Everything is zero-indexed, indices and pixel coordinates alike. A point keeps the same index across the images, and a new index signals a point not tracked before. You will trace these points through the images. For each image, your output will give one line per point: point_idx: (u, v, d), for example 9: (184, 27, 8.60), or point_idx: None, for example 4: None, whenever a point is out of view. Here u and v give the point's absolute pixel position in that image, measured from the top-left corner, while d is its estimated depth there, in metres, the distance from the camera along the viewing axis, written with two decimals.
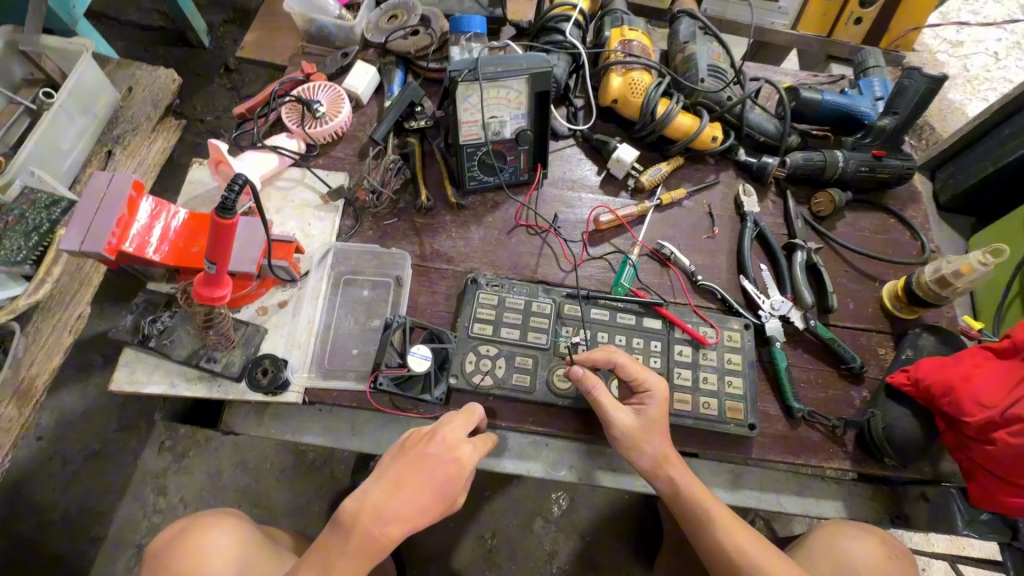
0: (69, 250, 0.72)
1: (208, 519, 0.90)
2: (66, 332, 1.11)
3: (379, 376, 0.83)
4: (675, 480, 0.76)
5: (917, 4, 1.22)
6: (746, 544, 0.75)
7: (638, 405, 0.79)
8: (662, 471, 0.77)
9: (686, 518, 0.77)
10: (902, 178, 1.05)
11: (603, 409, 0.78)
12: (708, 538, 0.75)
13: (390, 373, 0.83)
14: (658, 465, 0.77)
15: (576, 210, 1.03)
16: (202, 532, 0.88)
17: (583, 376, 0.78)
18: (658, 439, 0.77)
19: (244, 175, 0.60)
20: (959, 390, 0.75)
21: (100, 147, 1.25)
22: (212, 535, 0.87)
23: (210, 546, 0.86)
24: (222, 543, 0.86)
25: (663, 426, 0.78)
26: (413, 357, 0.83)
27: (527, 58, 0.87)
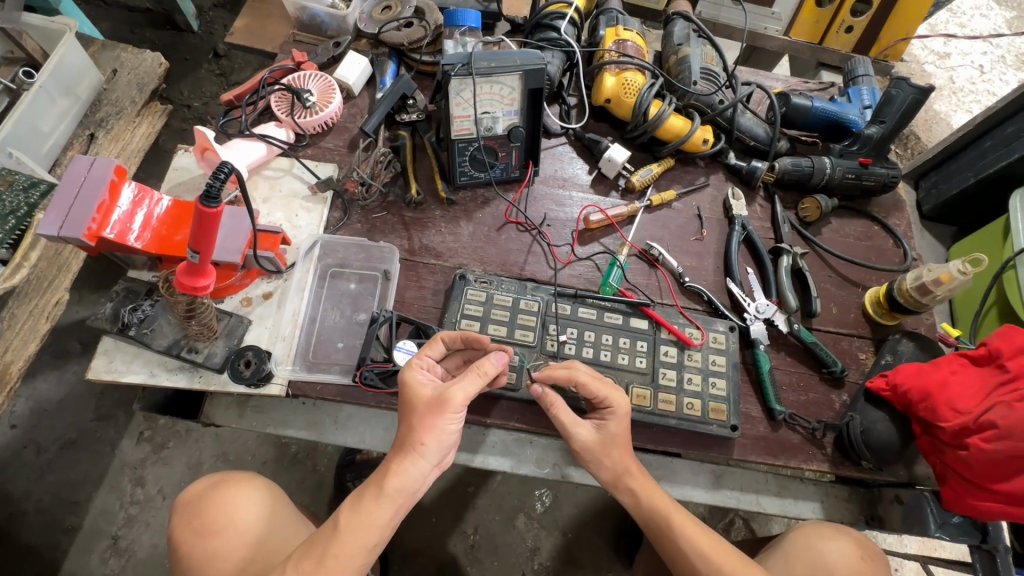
0: (47, 235, 0.69)
1: (241, 480, 0.89)
2: (42, 319, 1.08)
3: (365, 372, 0.82)
4: (631, 484, 0.78)
5: (907, 12, 1.22)
6: (707, 549, 0.74)
7: (598, 420, 0.79)
8: (621, 477, 0.79)
9: (650, 527, 0.78)
10: (887, 186, 1.07)
11: (565, 428, 0.78)
12: (669, 544, 0.76)
13: (376, 368, 0.82)
14: (618, 475, 0.79)
15: (567, 209, 1.03)
16: (233, 492, 0.87)
17: (542, 394, 0.77)
18: (618, 454, 0.78)
19: (230, 162, 0.59)
20: (935, 396, 0.77)
21: (83, 130, 1.23)
22: (244, 497, 0.87)
23: (243, 507, 0.85)
24: (254, 507, 0.86)
25: (624, 443, 0.78)
26: (399, 352, 0.83)
27: (520, 54, 0.86)
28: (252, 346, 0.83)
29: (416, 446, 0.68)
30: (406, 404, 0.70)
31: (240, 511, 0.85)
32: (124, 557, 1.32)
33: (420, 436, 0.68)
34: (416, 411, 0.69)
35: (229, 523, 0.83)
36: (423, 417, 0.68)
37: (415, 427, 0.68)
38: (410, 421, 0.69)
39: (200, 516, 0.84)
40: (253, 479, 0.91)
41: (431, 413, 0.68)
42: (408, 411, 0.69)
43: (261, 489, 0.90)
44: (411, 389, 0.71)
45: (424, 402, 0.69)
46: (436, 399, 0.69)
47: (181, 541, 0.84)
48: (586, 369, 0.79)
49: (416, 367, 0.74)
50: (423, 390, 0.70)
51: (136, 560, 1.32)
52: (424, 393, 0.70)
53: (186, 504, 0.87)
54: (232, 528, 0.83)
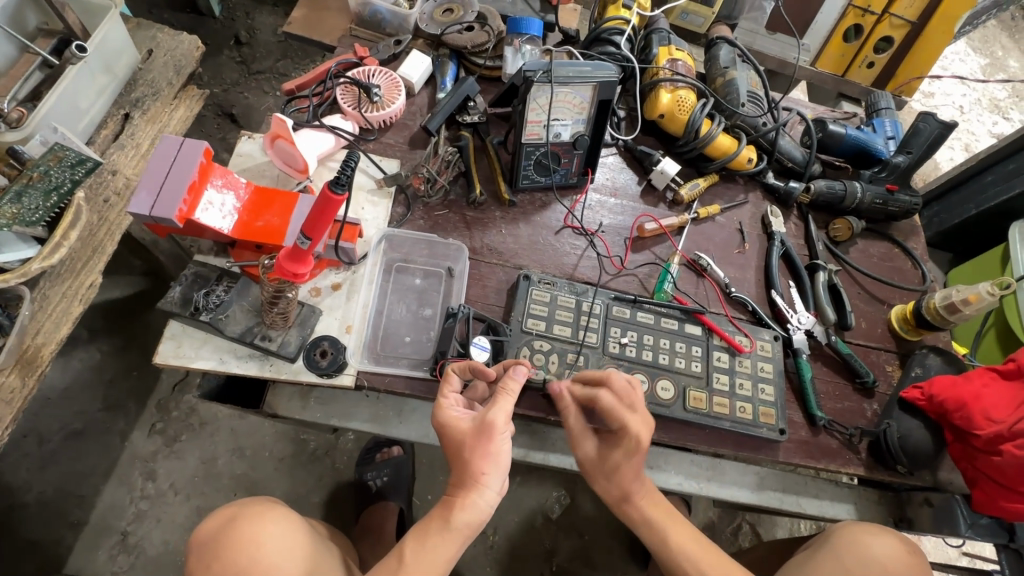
0: (138, 214, 0.70)
1: (258, 511, 0.81)
2: (75, 301, 1.04)
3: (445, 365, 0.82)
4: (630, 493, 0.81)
5: (922, 57, 1.35)
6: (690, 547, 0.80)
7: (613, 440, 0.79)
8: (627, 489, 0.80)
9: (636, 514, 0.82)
10: (909, 213, 1.15)
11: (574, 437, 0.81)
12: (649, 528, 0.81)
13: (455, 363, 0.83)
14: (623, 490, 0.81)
15: (620, 217, 1.07)
16: (252, 527, 0.79)
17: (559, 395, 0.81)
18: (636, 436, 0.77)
19: (356, 153, 0.60)
20: (970, 406, 0.83)
21: (117, 109, 1.19)
22: (267, 530, 0.79)
23: (265, 544, 0.78)
24: (279, 542, 0.78)
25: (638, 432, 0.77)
26: (474, 348, 0.84)
27: (596, 66, 0.90)
28: (325, 336, 0.83)
29: (479, 476, 0.69)
30: (454, 443, 0.71)
31: (266, 547, 0.77)
32: (133, 554, 1.26)
33: (480, 466, 0.69)
34: (466, 447, 0.70)
35: (253, 563, 0.75)
36: (475, 448, 0.69)
37: (471, 459, 0.69)
38: (464, 457, 0.70)
39: (220, 560, 0.76)
40: (270, 510, 0.83)
41: (481, 442, 0.69)
42: (460, 450, 0.70)
43: (282, 519, 0.82)
44: (452, 428, 0.71)
45: (469, 436, 0.70)
46: (480, 428, 0.70)
47: None
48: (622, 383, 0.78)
49: (447, 406, 0.73)
50: (464, 425, 0.71)
51: (146, 558, 1.27)
52: (466, 426, 0.71)
53: (201, 545, 0.79)
54: (257, 569, 0.75)
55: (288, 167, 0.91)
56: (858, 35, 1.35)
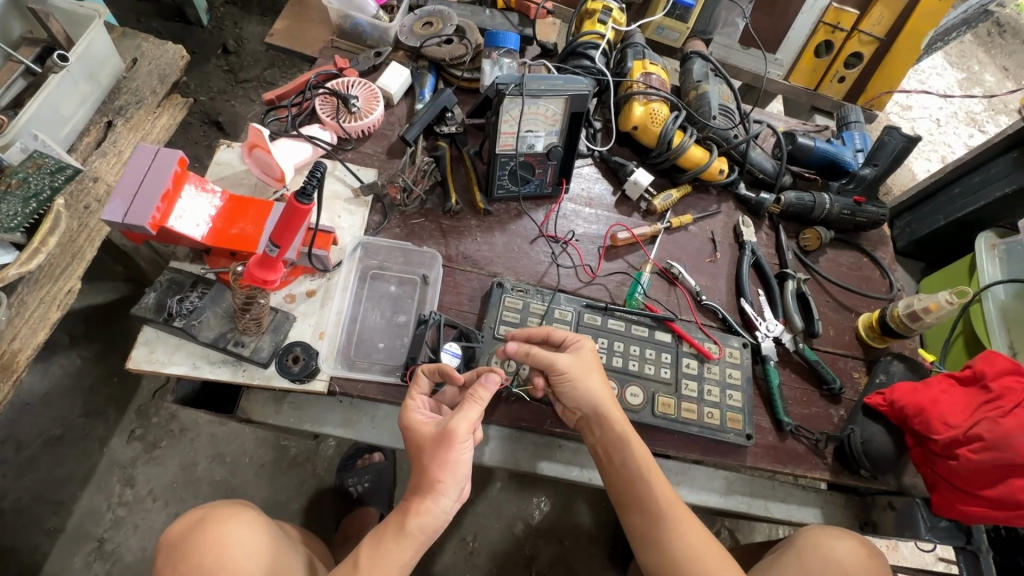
0: (111, 221, 0.71)
1: (227, 513, 0.82)
2: (54, 306, 1.04)
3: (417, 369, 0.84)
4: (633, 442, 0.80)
5: (891, 72, 1.38)
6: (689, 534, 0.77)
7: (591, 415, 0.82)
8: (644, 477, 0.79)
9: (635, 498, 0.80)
10: (877, 223, 1.18)
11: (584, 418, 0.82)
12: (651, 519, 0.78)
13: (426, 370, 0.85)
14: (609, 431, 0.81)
15: (594, 226, 1.09)
16: (220, 528, 0.80)
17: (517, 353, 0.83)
18: (600, 386, 0.81)
19: (322, 164, 0.62)
20: (929, 411, 0.86)
21: (100, 117, 1.20)
22: (234, 533, 0.80)
23: (233, 544, 0.79)
24: (246, 542, 0.80)
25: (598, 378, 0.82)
26: (446, 354, 0.87)
27: (567, 80, 0.92)
28: (298, 341, 0.84)
29: (436, 483, 0.70)
30: (416, 446, 0.73)
31: (232, 550, 0.78)
32: (110, 561, 1.26)
33: (436, 473, 0.70)
34: (424, 452, 0.71)
35: (219, 567, 0.76)
36: (433, 455, 0.70)
37: (428, 466, 0.70)
38: (423, 462, 0.71)
39: (186, 561, 0.77)
40: (239, 511, 0.84)
41: (440, 449, 0.70)
42: (419, 454, 0.72)
43: (250, 521, 0.83)
44: (414, 432, 0.73)
45: (428, 441, 0.72)
46: (440, 434, 0.71)
47: None
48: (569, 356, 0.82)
49: (413, 410, 0.76)
50: (426, 430, 0.73)
51: (123, 564, 1.26)
52: (427, 430, 0.73)
53: (170, 547, 0.80)
54: (222, 570, 0.76)
55: (266, 176, 0.93)
56: (829, 50, 1.40)
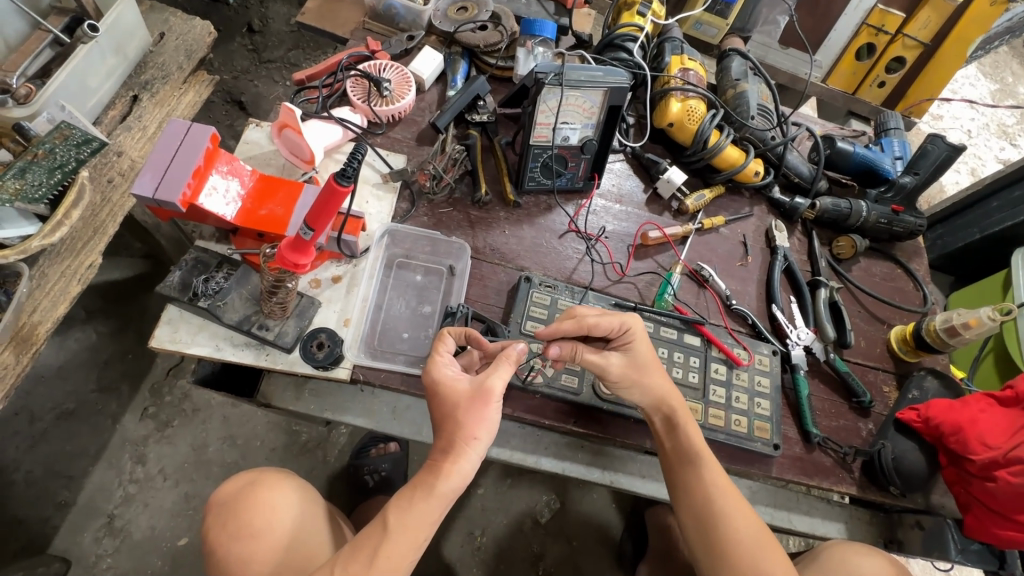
0: (141, 195, 0.69)
1: (275, 479, 0.88)
2: (74, 281, 1.03)
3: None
4: (673, 416, 0.81)
5: (936, 77, 1.33)
6: (736, 517, 0.78)
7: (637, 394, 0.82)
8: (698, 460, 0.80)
9: (685, 475, 0.81)
10: (914, 234, 1.15)
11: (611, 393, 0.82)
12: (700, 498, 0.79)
13: None
14: (656, 405, 0.82)
15: (624, 224, 1.06)
16: (268, 492, 0.86)
17: (559, 355, 0.80)
18: (657, 378, 0.82)
19: (364, 145, 0.59)
20: (967, 430, 0.83)
21: (126, 91, 1.19)
22: (281, 499, 0.86)
23: (279, 507, 0.84)
24: (290, 507, 0.85)
25: (652, 366, 0.83)
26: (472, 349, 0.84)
27: (607, 71, 0.89)
28: (323, 328, 0.82)
29: (470, 440, 0.68)
30: (447, 403, 0.70)
31: (280, 513, 0.84)
32: (119, 538, 1.26)
33: (473, 429, 0.69)
34: (461, 409, 0.69)
35: (267, 527, 0.82)
36: (469, 411, 0.69)
37: (465, 422, 0.68)
38: (457, 418, 0.69)
39: (237, 518, 0.83)
40: (286, 478, 0.90)
41: (477, 405, 0.69)
42: (453, 412, 0.69)
43: (295, 489, 0.89)
44: (448, 388, 0.71)
45: (465, 398, 0.70)
46: (479, 391, 0.70)
47: (218, 544, 0.83)
48: (629, 346, 0.83)
49: (443, 365, 0.73)
50: (461, 387, 0.71)
51: (132, 542, 1.26)
52: (461, 387, 0.71)
53: (221, 505, 0.86)
54: (267, 530, 0.82)
55: (294, 158, 0.91)
56: (871, 54, 1.36)
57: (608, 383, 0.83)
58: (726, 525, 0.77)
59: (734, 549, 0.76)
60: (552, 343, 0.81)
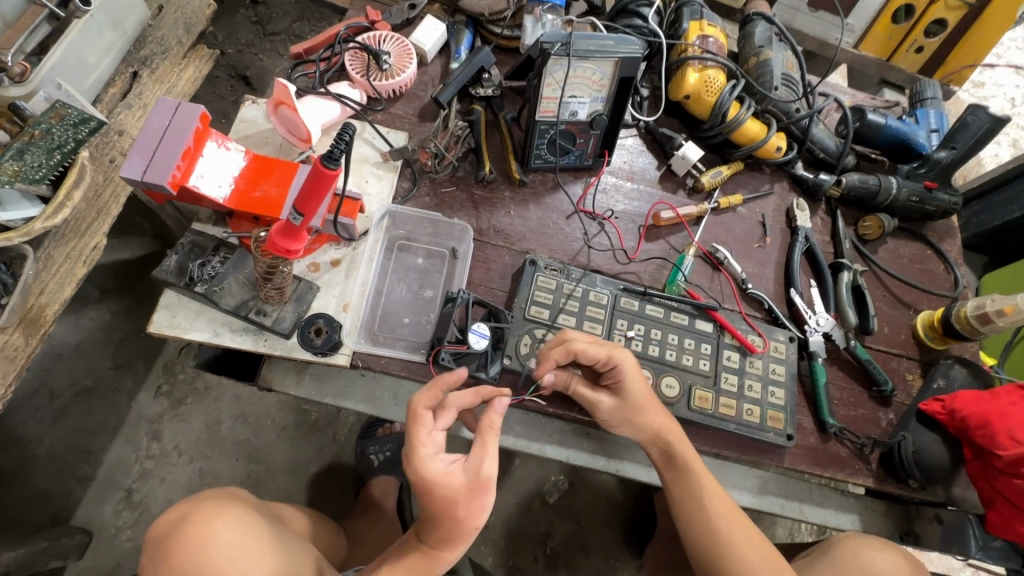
0: (129, 179, 0.67)
1: (212, 511, 0.74)
2: (80, 263, 1.04)
3: (442, 352, 0.81)
4: (668, 449, 0.79)
5: (977, 43, 1.25)
6: (737, 531, 0.78)
7: (629, 425, 0.80)
8: (697, 485, 0.79)
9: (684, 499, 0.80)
10: (947, 213, 1.08)
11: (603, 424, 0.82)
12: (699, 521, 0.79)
13: (452, 349, 0.81)
14: (651, 438, 0.80)
15: (635, 203, 1.02)
16: (203, 529, 0.71)
17: (555, 381, 0.77)
18: (649, 412, 0.79)
19: (351, 124, 0.56)
20: (995, 424, 0.79)
21: (126, 67, 1.16)
22: (219, 531, 0.72)
23: (219, 544, 0.71)
24: (230, 545, 0.71)
25: (647, 404, 0.79)
26: (473, 334, 0.80)
27: (619, 40, 0.84)
28: (320, 313, 0.81)
29: (472, 528, 0.71)
30: (443, 498, 0.67)
31: (217, 556, 0.70)
32: (138, 511, 1.30)
33: (473, 518, 0.70)
34: (458, 504, 0.68)
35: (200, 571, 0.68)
36: (470, 504, 0.68)
37: (464, 517, 0.69)
38: (456, 514, 0.69)
39: (167, 562, 0.69)
40: (228, 509, 0.75)
41: (476, 497, 0.68)
42: (451, 507, 0.68)
43: (235, 523, 0.74)
44: (444, 485, 0.67)
45: (461, 492, 0.67)
46: (476, 483, 0.67)
47: None
48: (620, 376, 0.78)
49: (432, 458, 0.67)
50: (457, 481, 0.68)
51: (149, 515, 1.30)
52: (457, 481, 0.68)
53: (152, 544, 0.72)
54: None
55: (292, 136, 0.88)
56: (909, 16, 1.25)
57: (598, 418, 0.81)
58: (727, 546, 0.78)
59: (742, 571, 0.77)
60: (549, 373, 0.76)
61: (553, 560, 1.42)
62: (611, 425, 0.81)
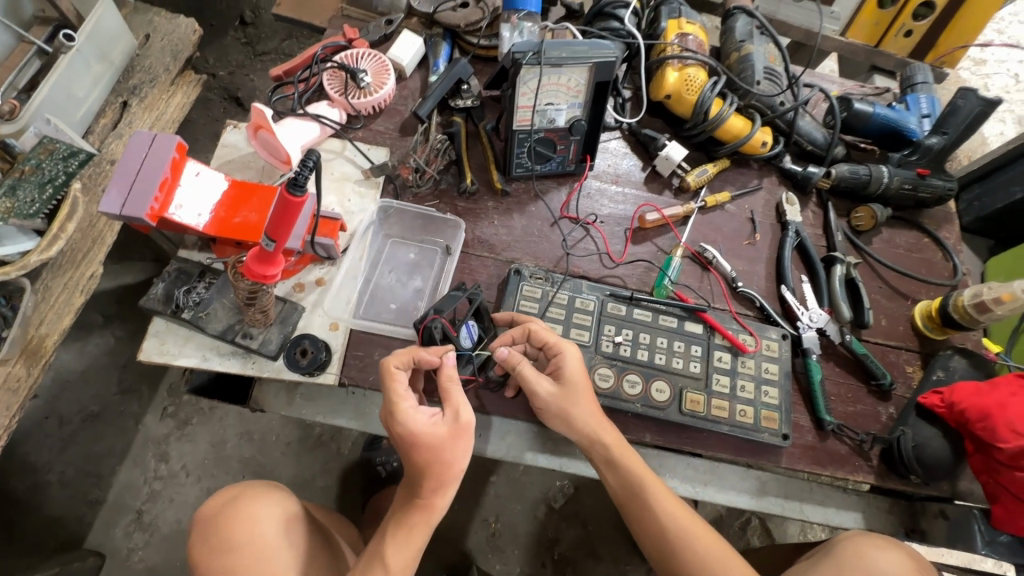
0: (108, 213, 0.69)
1: (256, 492, 0.84)
2: (77, 292, 1.06)
3: (433, 322, 0.77)
4: (608, 453, 0.78)
5: (969, 22, 1.21)
6: (690, 532, 0.76)
7: (564, 415, 0.78)
8: (646, 490, 0.77)
9: (637, 510, 0.78)
10: (943, 199, 1.05)
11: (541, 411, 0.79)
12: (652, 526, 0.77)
13: (445, 325, 0.78)
14: (590, 436, 0.78)
15: (621, 206, 1.01)
16: (250, 505, 0.82)
17: (507, 358, 0.77)
18: (587, 409, 0.78)
19: (316, 151, 0.56)
20: (995, 416, 0.77)
21: (115, 97, 1.18)
22: (265, 510, 0.82)
23: (261, 520, 0.80)
24: (272, 521, 0.81)
25: (586, 395, 0.79)
26: (466, 330, 0.81)
27: (592, 45, 0.83)
28: (306, 334, 0.82)
29: (458, 473, 0.73)
30: (427, 450, 0.71)
31: (262, 528, 0.80)
32: (148, 532, 1.32)
33: (458, 462, 0.72)
34: (446, 450, 0.71)
35: (247, 540, 0.78)
36: (454, 449, 0.72)
37: (453, 459, 0.71)
38: (444, 460, 0.71)
39: (218, 533, 0.79)
40: (270, 490, 0.86)
41: (459, 441, 0.72)
42: (438, 455, 0.71)
43: (277, 501, 0.84)
44: (426, 435, 0.70)
45: (447, 438, 0.71)
46: (457, 428, 0.72)
47: (200, 561, 0.79)
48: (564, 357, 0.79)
49: (410, 412, 0.71)
50: (439, 429, 0.71)
51: (160, 535, 1.32)
52: (436, 431, 0.71)
53: (203, 521, 0.82)
54: (247, 545, 0.78)
55: (272, 159, 0.89)
56: (894, 0, 1.24)
57: (537, 408, 0.79)
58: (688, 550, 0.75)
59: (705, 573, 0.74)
60: (503, 348, 0.78)
61: (562, 566, 1.42)
62: (545, 415, 0.80)
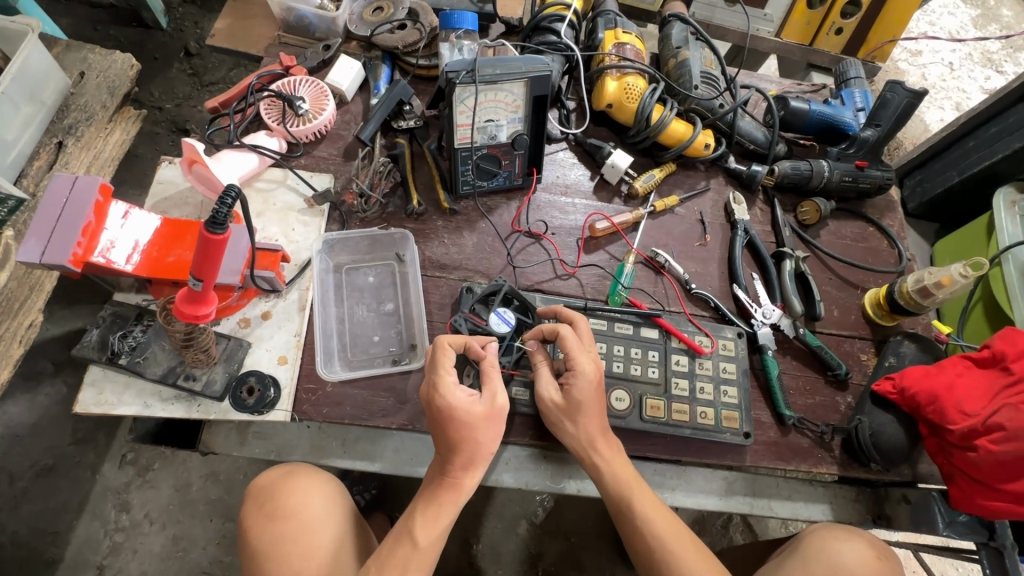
0: (28, 262, 0.66)
1: (312, 468, 0.84)
2: (16, 343, 1.02)
3: (458, 318, 0.85)
4: (598, 463, 0.78)
5: (894, 18, 1.27)
6: (670, 540, 0.75)
7: (570, 414, 0.78)
8: (632, 499, 0.77)
9: (624, 517, 0.78)
10: (882, 188, 1.08)
11: (548, 407, 0.79)
12: (631, 528, 0.77)
13: (469, 320, 0.85)
14: (584, 445, 0.79)
15: (571, 217, 1.01)
16: (305, 480, 0.82)
17: (535, 349, 0.82)
18: (590, 419, 0.78)
19: (236, 185, 0.55)
20: (943, 399, 0.79)
21: (49, 138, 1.14)
22: (318, 486, 0.82)
23: (315, 497, 0.81)
24: (324, 499, 0.81)
25: (591, 409, 0.77)
26: (496, 319, 0.86)
27: (525, 60, 0.84)
28: (253, 370, 0.79)
29: (490, 454, 0.74)
30: (466, 426, 0.71)
31: (313, 506, 0.80)
32: None
33: (489, 444, 0.73)
34: (479, 430, 0.72)
35: (300, 512, 0.79)
36: (488, 429, 0.72)
37: (484, 441, 0.72)
38: (477, 440, 0.72)
39: (273, 501, 0.80)
40: (324, 470, 0.85)
41: (494, 423, 0.73)
42: (472, 433, 0.71)
43: (330, 482, 0.84)
44: (465, 411, 0.71)
45: (482, 418, 0.72)
46: (494, 411, 0.73)
47: (250, 528, 0.80)
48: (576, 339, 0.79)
49: (454, 387, 0.72)
50: (477, 408, 0.72)
51: None
52: (476, 410, 0.72)
53: (257, 488, 0.83)
54: (299, 518, 0.78)
55: (208, 191, 0.86)
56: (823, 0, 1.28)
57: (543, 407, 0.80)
58: (667, 556, 0.74)
59: None
60: (532, 340, 0.82)
61: None
62: (547, 419, 0.81)
